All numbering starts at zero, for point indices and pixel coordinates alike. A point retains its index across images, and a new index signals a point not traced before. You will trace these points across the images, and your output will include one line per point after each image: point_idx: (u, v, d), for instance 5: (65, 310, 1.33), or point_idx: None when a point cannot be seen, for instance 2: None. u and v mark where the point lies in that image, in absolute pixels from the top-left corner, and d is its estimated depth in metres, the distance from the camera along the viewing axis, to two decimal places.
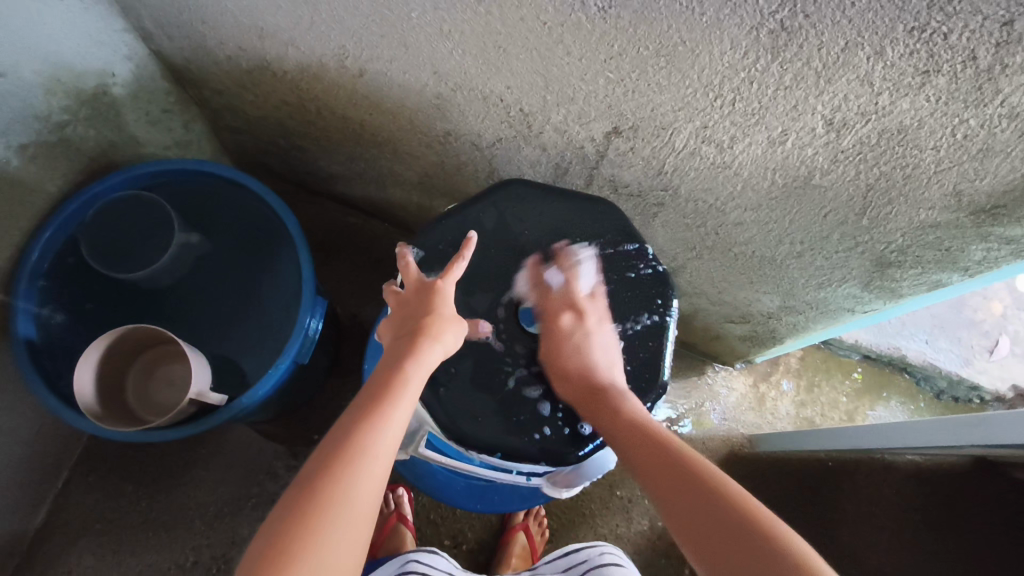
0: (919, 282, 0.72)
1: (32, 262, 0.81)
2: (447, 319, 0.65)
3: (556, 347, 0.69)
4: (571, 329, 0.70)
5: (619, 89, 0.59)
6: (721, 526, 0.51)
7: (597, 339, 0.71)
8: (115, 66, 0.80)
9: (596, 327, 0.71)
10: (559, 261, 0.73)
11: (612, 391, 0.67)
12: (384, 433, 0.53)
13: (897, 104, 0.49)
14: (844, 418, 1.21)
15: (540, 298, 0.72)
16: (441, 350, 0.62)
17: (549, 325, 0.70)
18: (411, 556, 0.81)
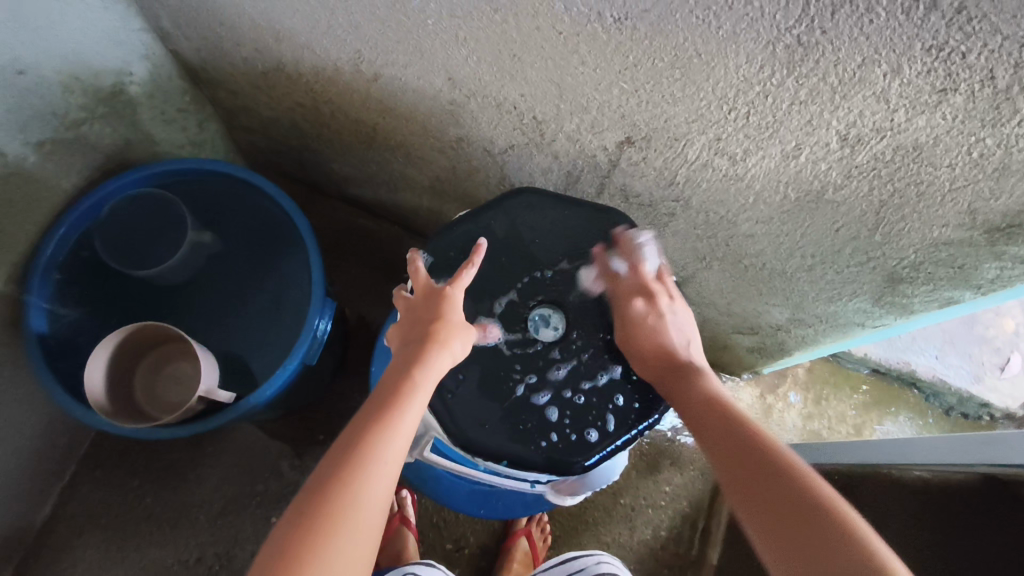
0: (930, 299, 0.71)
1: (47, 257, 0.81)
2: (456, 327, 0.64)
3: (632, 330, 0.69)
4: (648, 309, 0.70)
5: (633, 100, 0.59)
6: (788, 503, 0.51)
7: (673, 317, 0.71)
8: (133, 65, 0.81)
9: (670, 305, 0.72)
10: (620, 247, 0.72)
11: (689, 369, 0.67)
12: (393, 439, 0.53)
13: (913, 121, 0.48)
14: (851, 431, 1.20)
15: (612, 284, 0.72)
16: (450, 357, 0.62)
17: (626, 307, 0.70)
18: (408, 568, 0.82)
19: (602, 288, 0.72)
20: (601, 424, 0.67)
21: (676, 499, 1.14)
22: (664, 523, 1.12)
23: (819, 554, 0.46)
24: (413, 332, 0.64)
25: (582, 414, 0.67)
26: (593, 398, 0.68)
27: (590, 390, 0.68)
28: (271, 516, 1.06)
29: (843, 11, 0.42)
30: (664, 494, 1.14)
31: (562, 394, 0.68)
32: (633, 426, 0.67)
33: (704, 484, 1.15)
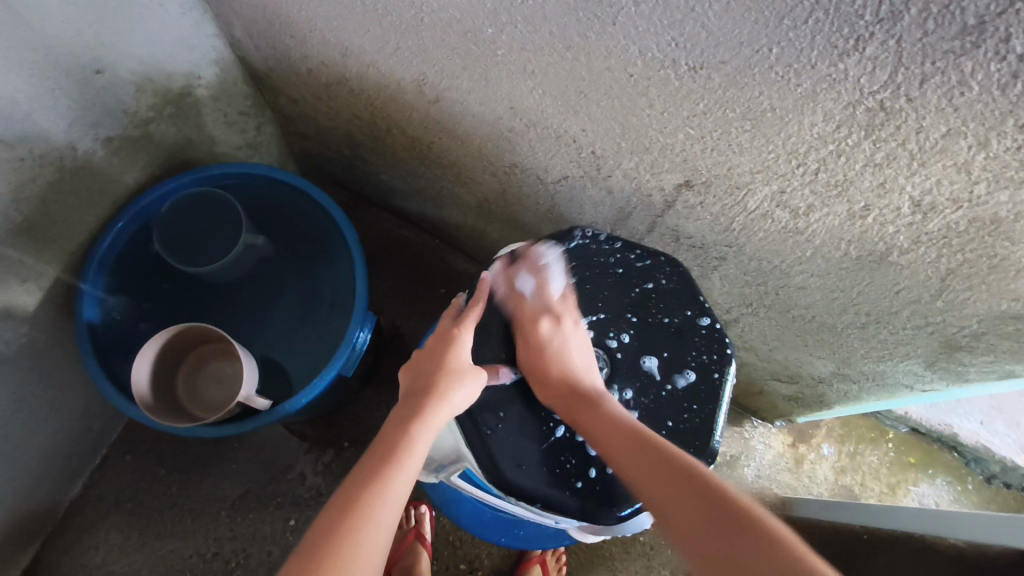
0: (989, 370, 0.69)
1: (104, 249, 0.84)
2: (457, 373, 0.65)
3: (532, 355, 0.68)
4: (553, 334, 0.70)
5: (698, 145, 0.58)
6: (709, 521, 0.50)
7: (573, 339, 0.70)
8: (202, 69, 0.83)
9: (571, 327, 0.71)
10: (528, 261, 0.74)
11: (596, 398, 0.66)
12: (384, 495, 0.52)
13: (994, 195, 0.47)
14: (885, 490, 1.16)
15: (517, 303, 0.73)
16: (449, 410, 0.62)
17: (533, 330, 0.70)
18: None
19: (510, 311, 0.73)
20: None
21: None
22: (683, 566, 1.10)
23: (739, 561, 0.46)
24: (407, 397, 0.64)
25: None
26: None
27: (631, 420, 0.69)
28: (290, 518, 1.07)
29: (933, 81, 0.40)
30: None
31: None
32: None
33: None
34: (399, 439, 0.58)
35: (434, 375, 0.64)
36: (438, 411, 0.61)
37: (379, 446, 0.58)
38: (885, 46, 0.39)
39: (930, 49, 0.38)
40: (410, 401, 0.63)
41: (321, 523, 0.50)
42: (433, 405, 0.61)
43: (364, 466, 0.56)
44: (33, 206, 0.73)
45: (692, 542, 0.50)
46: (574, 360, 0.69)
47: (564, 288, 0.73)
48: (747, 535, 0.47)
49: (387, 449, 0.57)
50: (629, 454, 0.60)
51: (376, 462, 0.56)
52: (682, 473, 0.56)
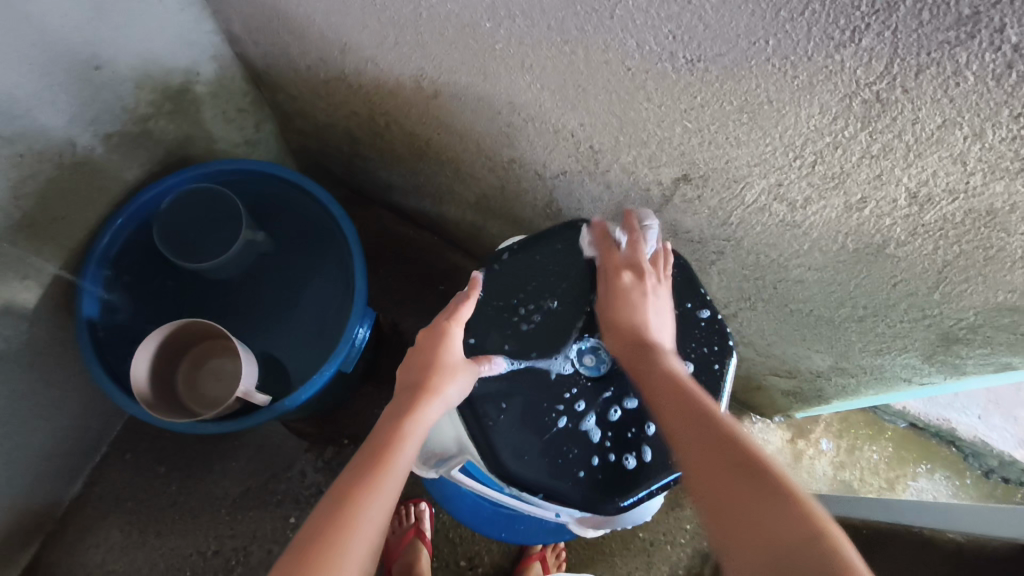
0: (986, 362, 0.69)
1: (103, 246, 0.84)
2: (450, 367, 0.64)
3: (609, 305, 0.69)
4: (635, 285, 0.70)
5: (695, 139, 0.58)
6: (737, 468, 0.49)
7: (654, 300, 0.69)
8: (201, 65, 0.83)
9: (657, 289, 0.70)
10: (625, 220, 0.72)
11: (657, 348, 0.66)
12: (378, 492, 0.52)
13: (990, 186, 0.47)
14: (884, 485, 1.16)
15: (606, 251, 0.73)
16: (441, 405, 0.62)
17: (614, 280, 0.70)
18: None
19: (593, 255, 0.74)
20: (639, 454, 0.67)
21: (697, 537, 1.11)
22: (683, 562, 1.10)
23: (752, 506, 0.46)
24: (399, 391, 0.64)
25: (625, 438, 0.67)
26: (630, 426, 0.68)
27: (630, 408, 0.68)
28: (290, 516, 1.07)
29: (929, 72, 0.41)
30: (684, 532, 1.11)
31: (606, 417, 0.68)
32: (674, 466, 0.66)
33: None
34: (390, 434, 0.58)
35: (427, 369, 0.64)
36: (431, 406, 0.61)
37: (372, 441, 0.58)
38: (880, 36, 0.40)
39: (925, 39, 0.38)
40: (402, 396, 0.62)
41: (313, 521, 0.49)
42: (425, 400, 0.61)
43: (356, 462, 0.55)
44: (32, 202, 0.74)
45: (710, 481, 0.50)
46: (644, 316, 0.68)
47: (658, 252, 0.72)
48: (766, 488, 0.47)
49: (378, 444, 0.57)
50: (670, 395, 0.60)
51: (368, 457, 0.55)
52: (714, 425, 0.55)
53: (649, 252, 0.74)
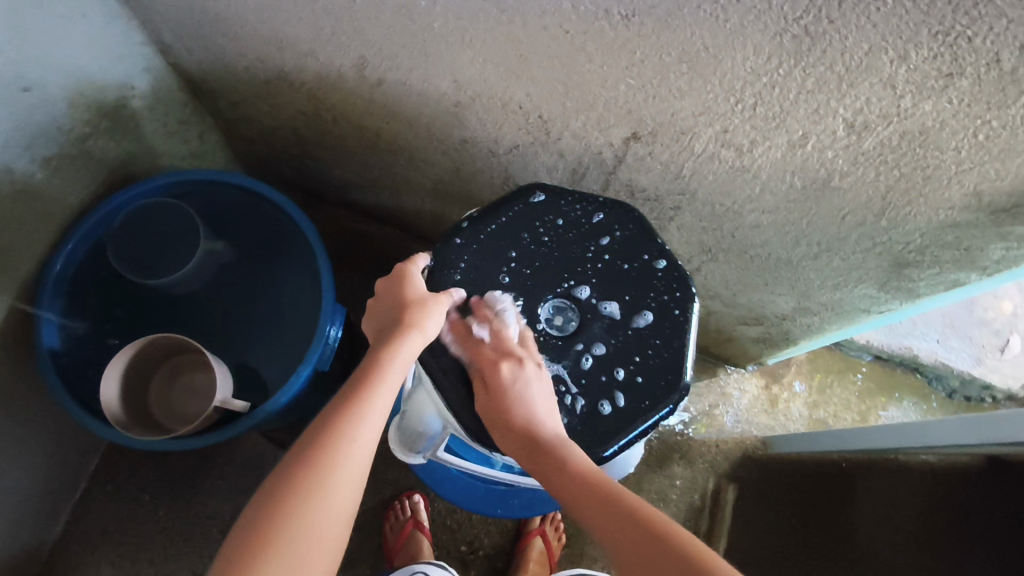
0: (936, 282, 0.72)
1: (57, 273, 0.81)
2: (418, 305, 0.64)
3: (496, 402, 0.63)
4: (514, 376, 0.63)
5: (640, 95, 0.59)
6: (627, 532, 0.51)
7: (536, 385, 0.64)
8: (135, 78, 0.81)
9: (537, 371, 0.65)
10: (479, 312, 0.68)
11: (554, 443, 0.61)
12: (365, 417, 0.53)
13: (920, 106, 0.49)
14: (857, 418, 1.21)
15: (477, 350, 0.66)
16: (423, 336, 0.62)
17: (493, 376, 0.64)
18: (418, 568, 0.92)
19: (464, 358, 0.67)
20: (613, 401, 0.66)
21: (687, 491, 1.15)
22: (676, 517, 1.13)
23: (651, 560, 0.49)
24: (379, 332, 0.63)
25: (599, 386, 0.67)
26: (603, 376, 0.67)
27: (599, 356, 0.68)
28: None
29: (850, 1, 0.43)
30: (675, 487, 1.15)
31: (579, 367, 0.67)
32: (651, 411, 0.66)
33: (712, 478, 1.16)
34: (371, 367, 0.58)
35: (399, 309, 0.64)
36: (412, 338, 0.61)
37: (355, 374, 0.58)
38: None
39: None
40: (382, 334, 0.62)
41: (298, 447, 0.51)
42: (404, 334, 0.61)
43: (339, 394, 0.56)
44: None
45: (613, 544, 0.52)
46: (534, 411, 0.62)
47: (522, 333, 0.67)
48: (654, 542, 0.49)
49: (359, 377, 0.57)
50: (562, 474, 0.58)
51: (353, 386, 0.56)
52: (599, 490, 0.56)
53: (601, 213, 0.73)
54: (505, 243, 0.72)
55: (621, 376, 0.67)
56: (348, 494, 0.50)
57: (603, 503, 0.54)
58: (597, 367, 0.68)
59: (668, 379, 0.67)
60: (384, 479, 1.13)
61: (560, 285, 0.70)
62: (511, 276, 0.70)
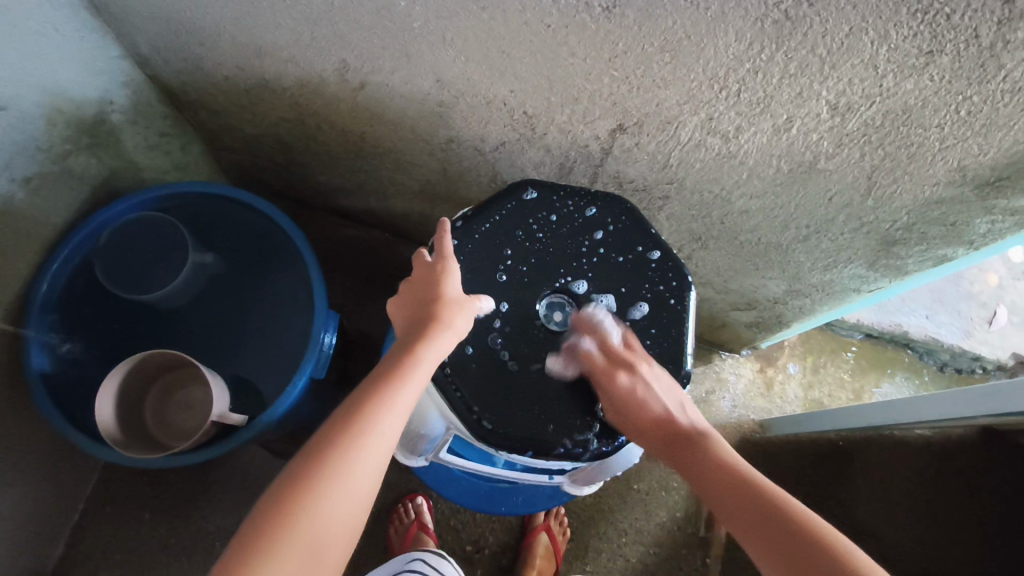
0: (924, 258, 0.73)
1: (43, 295, 0.81)
2: (451, 306, 0.63)
3: (624, 408, 0.64)
4: (636, 381, 0.65)
5: (625, 86, 0.59)
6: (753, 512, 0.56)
7: (657, 383, 0.66)
8: (112, 93, 0.80)
9: (653, 370, 0.66)
10: (580, 327, 0.68)
11: (689, 437, 0.65)
12: (390, 416, 0.53)
13: (902, 85, 0.50)
14: (851, 396, 1.22)
15: (589, 361, 0.67)
16: (453, 336, 0.62)
17: (613, 382, 0.65)
18: (416, 555, 0.83)
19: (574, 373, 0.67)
20: None
21: None
22: (679, 504, 1.14)
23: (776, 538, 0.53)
24: (408, 325, 0.63)
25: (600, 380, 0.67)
26: None
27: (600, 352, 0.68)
28: None
29: None
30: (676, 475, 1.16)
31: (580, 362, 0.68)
32: None
33: None
34: (402, 363, 0.58)
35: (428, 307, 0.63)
36: (442, 337, 0.61)
37: (383, 367, 0.58)
38: None
39: None
40: (413, 328, 0.62)
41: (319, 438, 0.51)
42: (435, 332, 0.60)
43: (362, 387, 0.56)
44: None
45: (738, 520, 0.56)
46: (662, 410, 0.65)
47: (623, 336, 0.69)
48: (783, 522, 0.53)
49: (388, 373, 0.57)
50: (694, 461, 0.63)
51: (380, 379, 0.56)
52: (725, 472, 0.60)
53: (594, 207, 0.73)
54: (498, 241, 0.71)
55: None
56: (363, 491, 0.49)
57: (730, 484, 0.59)
58: None
59: (668, 367, 0.69)
60: (386, 483, 1.13)
61: (558, 280, 0.70)
62: (508, 274, 0.70)
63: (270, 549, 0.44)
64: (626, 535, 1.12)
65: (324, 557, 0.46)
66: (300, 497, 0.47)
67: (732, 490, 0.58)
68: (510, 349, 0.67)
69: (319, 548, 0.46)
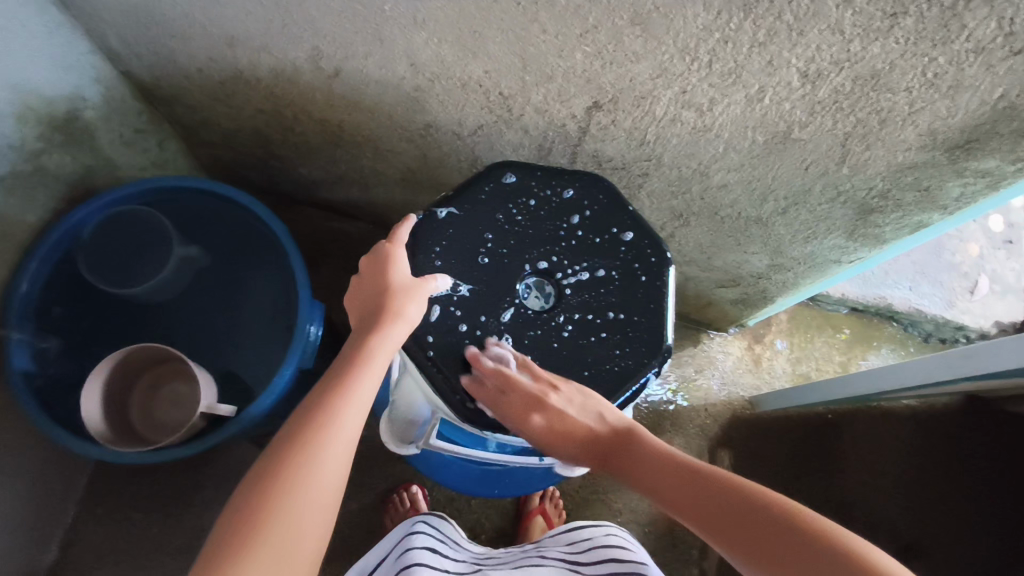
0: (901, 226, 0.74)
1: (23, 295, 0.80)
2: (404, 290, 0.62)
3: (549, 438, 0.65)
4: (549, 415, 0.64)
5: (597, 62, 0.60)
6: (655, 468, 0.61)
7: (570, 409, 0.64)
8: (84, 89, 0.79)
9: (563, 396, 0.64)
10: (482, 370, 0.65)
11: (616, 435, 0.65)
12: (351, 407, 0.52)
13: (868, 49, 0.50)
14: (838, 369, 1.24)
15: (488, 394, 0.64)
16: (405, 323, 0.61)
17: (528, 426, 0.64)
18: (419, 518, 0.80)
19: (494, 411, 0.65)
20: (594, 370, 0.68)
21: None
22: None
23: (673, 478, 0.58)
24: (359, 320, 0.61)
25: (580, 355, 0.68)
26: (579, 338, 0.69)
27: (576, 329, 0.69)
28: None
29: None
30: None
31: (560, 339, 0.69)
32: (635, 377, 0.68)
33: (704, 443, 1.17)
34: (358, 356, 0.56)
35: (381, 288, 0.62)
36: (394, 327, 0.59)
37: (339, 362, 0.56)
38: None
39: None
40: (362, 322, 0.60)
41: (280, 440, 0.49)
42: (387, 323, 0.59)
43: (326, 375, 0.55)
44: None
45: (646, 474, 0.61)
46: (586, 429, 0.64)
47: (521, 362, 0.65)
48: (680, 470, 0.59)
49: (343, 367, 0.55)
50: (621, 454, 0.64)
51: (337, 375, 0.54)
52: (627, 446, 0.64)
53: (571, 189, 0.73)
54: (480, 223, 0.71)
55: (602, 343, 0.69)
56: (331, 484, 0.47)
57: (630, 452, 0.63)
58: (576, 335, 0.69)
59: (651, 344, 0.69)
60: (379, 475, 1.13)
61: (537, 261, 0.71)
62: (489, 256, 0.70)
63: (243, 556, 0.42)
64: (620, 516, 1.13)
65: (295, 557, 0.44)
66: (265, 500, 0.44)
67: (634, 456, 0.63)
68: (503, 327, 0.68)
69: (289, 547, 0.44)
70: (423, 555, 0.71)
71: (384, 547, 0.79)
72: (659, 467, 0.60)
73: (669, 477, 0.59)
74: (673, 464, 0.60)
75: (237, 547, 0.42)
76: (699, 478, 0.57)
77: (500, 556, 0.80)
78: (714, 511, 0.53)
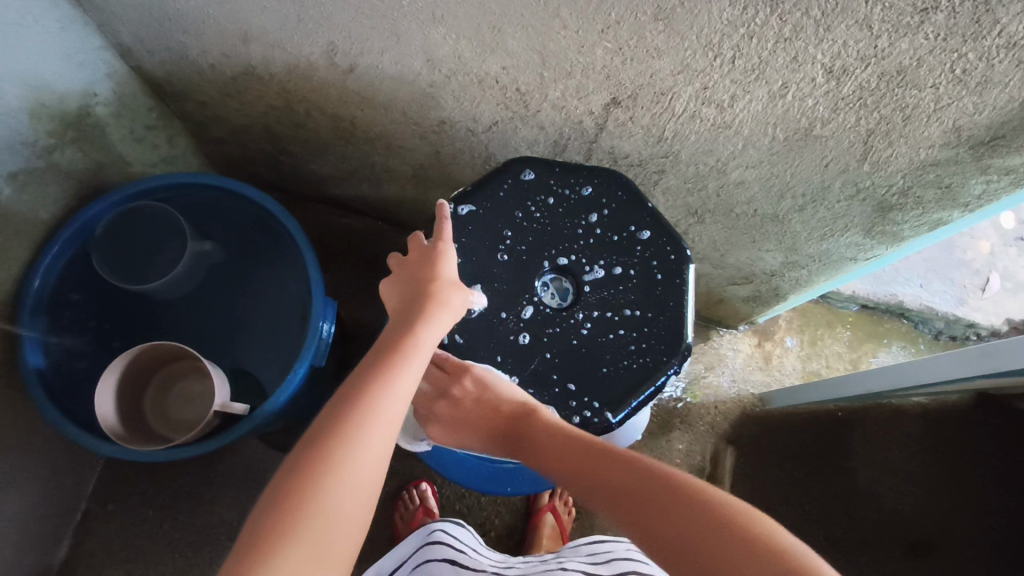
0: (920, 223, 0.73)
1: (35, 292, 0.80)
2: (448, 290, 0.62)
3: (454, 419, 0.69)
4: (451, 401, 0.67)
5: (618, 59, 0.59)
6: (582, 460, 0.58)
7: (469, 396, 0.66)
8: (96, 85, 0.79)
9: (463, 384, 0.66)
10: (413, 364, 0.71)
11: (520, 423, 0.64)
12: (392, 400, 0.51)
13: (897, 45, 0.50)
14: (849, 367, 1.23)
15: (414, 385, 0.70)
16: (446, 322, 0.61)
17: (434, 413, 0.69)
18: (436, 525, 0.80)
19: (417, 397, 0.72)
20: (614, 367, 0.67)
21: (690, 455, 1.15)
22: None
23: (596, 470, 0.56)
24: (401, 311, 0.61)
25: (599, 352, 0.68)
26: (597, 335, 0.68)
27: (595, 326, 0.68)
28: None
29: None
30: (678, 452, 1.15)
31: (578, 337, 0.68)
32: (654, 376, 0.67)
33: (715, 441, 1.17)
34: (400, 348, 0.55)
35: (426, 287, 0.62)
36: (436, 323, 0.59)
37: (380, 351, 0.56)
38: None
39: None
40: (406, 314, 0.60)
41: (321, 428, 0.48)
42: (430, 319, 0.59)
43: (362, 366, 0.54)
44: None
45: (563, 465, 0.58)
46: (483, 411, 0.66)
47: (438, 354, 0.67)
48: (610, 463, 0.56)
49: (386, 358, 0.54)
50: (534, 445, 0.62)
51: (378, 365, 0.54)
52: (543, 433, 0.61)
53: (590, 186, 0.73)
54: (497, 220, 0.71)
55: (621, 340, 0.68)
56: (368, 480, 0.47)
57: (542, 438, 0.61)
58: (595, 332, 0.68)
59: (670, 342, 0.68)
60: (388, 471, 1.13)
61: (556, 259, 0.70)
62: (508, 254, 0.70)
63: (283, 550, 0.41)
64: None
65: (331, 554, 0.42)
66: (306, 492, 0.43)
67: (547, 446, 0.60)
68: (522, 325, 0.68)
69: (326, 543, 0.42)
70: (440, 570, 0.72)
71: (401, 552, 0.79)
72: (581, 461, 0.57)
73: (592, 471, 0.56)
74: (603, 458, 0.57)
75: (276, 539, 0.41)
76: (626, 471, 0.54)
77: (519, 566, 0.76)
78: (637, 510, 0.51)
